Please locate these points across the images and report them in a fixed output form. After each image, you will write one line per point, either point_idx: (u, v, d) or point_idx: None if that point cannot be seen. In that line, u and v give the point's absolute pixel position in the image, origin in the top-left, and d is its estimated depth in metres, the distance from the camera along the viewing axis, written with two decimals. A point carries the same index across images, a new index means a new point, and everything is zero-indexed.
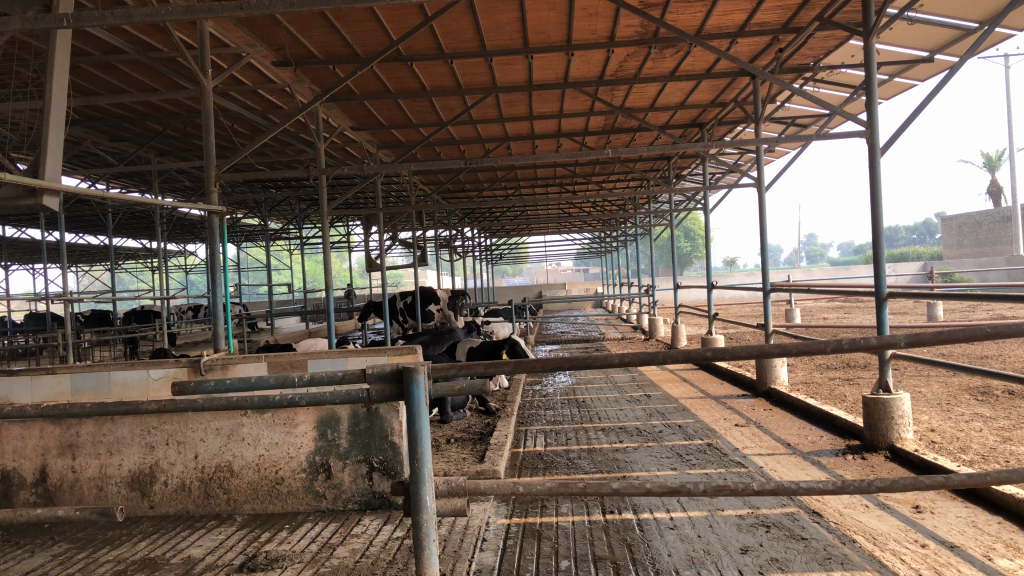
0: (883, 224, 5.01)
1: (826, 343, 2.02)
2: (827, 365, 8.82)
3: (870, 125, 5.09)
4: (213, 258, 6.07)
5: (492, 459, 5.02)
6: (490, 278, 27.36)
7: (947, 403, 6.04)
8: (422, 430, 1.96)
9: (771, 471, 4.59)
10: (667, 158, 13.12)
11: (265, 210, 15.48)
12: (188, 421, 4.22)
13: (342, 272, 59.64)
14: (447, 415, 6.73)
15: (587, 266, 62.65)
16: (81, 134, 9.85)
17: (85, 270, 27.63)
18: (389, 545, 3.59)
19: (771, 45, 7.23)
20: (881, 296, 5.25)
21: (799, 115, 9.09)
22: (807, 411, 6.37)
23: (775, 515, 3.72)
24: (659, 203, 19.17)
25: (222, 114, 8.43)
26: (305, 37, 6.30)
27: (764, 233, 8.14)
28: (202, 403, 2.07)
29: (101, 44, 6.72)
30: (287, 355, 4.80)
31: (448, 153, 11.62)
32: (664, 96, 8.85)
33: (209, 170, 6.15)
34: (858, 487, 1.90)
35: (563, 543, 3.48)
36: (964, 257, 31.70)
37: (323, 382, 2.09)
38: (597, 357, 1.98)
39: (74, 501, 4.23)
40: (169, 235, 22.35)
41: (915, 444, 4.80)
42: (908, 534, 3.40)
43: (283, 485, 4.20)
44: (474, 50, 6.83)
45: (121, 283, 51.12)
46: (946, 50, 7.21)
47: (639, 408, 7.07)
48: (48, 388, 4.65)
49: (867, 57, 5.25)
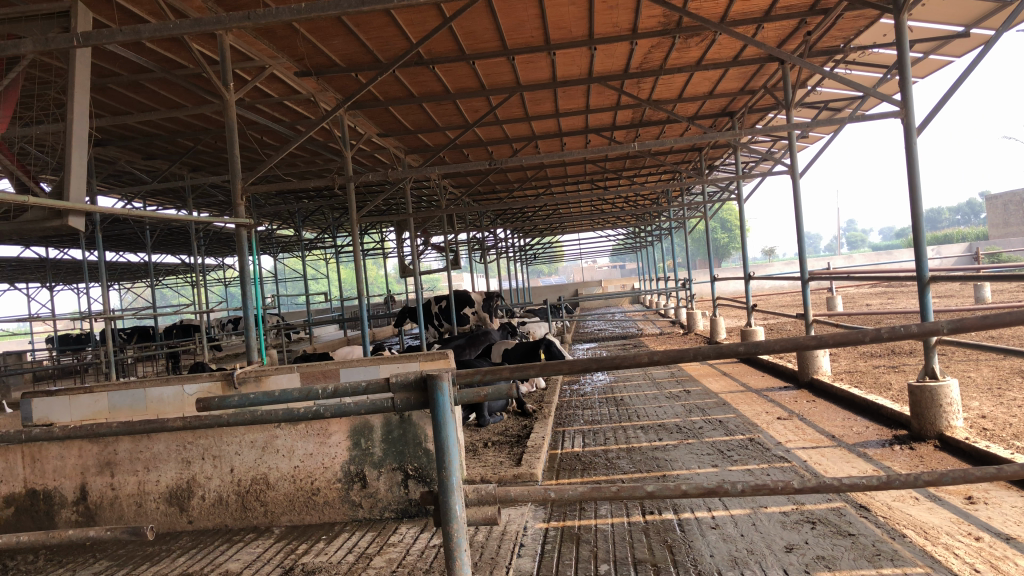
0: (923, 206, 4.85)
1: (865, 333, 1.93)
2: (871, 353, 8.62)
3: (905, 106, 4.93)
4: (244, 270, 6.06)
5: (530, 462, 4.96)
6: (526, 278, 27.30)
7: (998, 388, 5.86)
8: (449, 438, 1.91)
9: (815, 465, 4.46)
10: (698, 149, 12.94)
11: (298, 220, 15.61)
12: (223, 435, 4.22)
13: (378, 277, 60.23)
14: (484, 419, 6.70)
15: (624, 264, 62.43)
16: (115, 154, 10.00)
17: (128, 287, 28.21)
18: (426, 553, 3.55)
19: (797, 28, 7.08)
20: (922, 280, 5.08)
21: (832, 99, 8.89)
22: (851, 401, 6.22)
23: (820, 510, 3.61)
24: (693, 196, 18.94)
25: (250, 127, 8.48)
26: (326, 46, 6.30)
27: (800, 222, 7.98)
28: (226, 418, 2.03)
29: (128, 64, 6.81)
30: (320, 365, 4.80)
31: (476, 154, 11.58)
32: (692, 86, 8.72)
33: (235, 183, 6.14)
34: (904, 482, 1.81)
35: (602, 546, 3.40)
36: (1010, 236, 30.86)
37: (348, 392, 2.05)
38: (625, 356, 1.92)
39: (114, 519, 4.25)
40: (208, 249, 22.69)
41: (966, 432, 4.64)
42: (961, 527, 3.27)
43: (320, 495, 4.18)
44: (496, 50, 6.77)
45: (162, 300, 52.20)
46: (982, 23, 6.98)
47: (678, 404, 6.95)
48: (87, 407, 4.71)
49: (899, 35, 5.08)
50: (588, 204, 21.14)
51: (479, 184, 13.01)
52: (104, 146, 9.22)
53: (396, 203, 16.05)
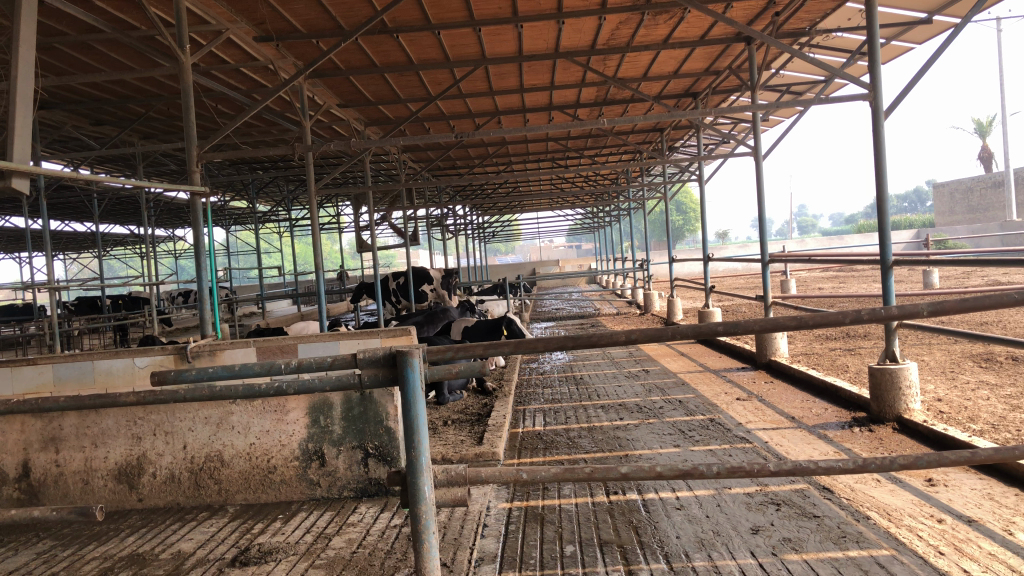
0: (889, 189, 4.86)
1: (844, 314, 1.90)
2: (826, 335, 8.72)
3: (874, 89, 4.93)
4: (198, 242, 5.85)
5: (491, 440, 4.90)
6: (482, 256, 27.16)
7: (951, 371, 5.96)
8: (419, 417, 1.82)
9: (777, 446, 4.48)
10: (660, 129, 12.94)
11: (253, 192, 15.25)
12: (175, 411, 4.07)
13: (333, 252, 59.67)
14: (444, 396, 6.62)
15: (579, 244, 62.83)
16: (61, 118, 9.64)
17: (73, 257, 27.46)
18: (387, 533, 3.46)
19: (766, 8, 7.08)
20: (885, 263, 5.11)
21: (795, 82, 8.92)
22: (809, 383, 6.27)
23: (784, 492, 3.62)
24: (651, 177, 18.97)
25: (205, 94, 8.23)
26: (287, 10, 6.09)
27: (762, 203, 8.00)
28: (183, 394, 1.91)
29: (76, 23, 6.51)
30: (277, 339, 4.65)
31: (437, 128, 11.41)
32: (657, 65, 8.67)
33: (190, 150, 5.91)
34: (880, 465, 1.79)
35: (567, 527, 3.36)
36: (956, 224, 31.57)
37: (312, 368, 1.95)
38: (602, 335, 1.88)
39: (59, 497, 4.10)
40: (158, 219, 22.14)
41: (923, 415, 4.69)
42: (923, 509, 3.29)
43: (276, 473, 4.07)
44: (462, 20, 6.62)
45: (110, 271, 51.06)
46: (945, 11, 7.03)
47: (638, 384, 6.95)
48: (30, 379, 4.52)
49: (870, 17, 5.06)
50: (548, 182, 21.08)
51: (439, 158, 12.84)
52: (50, 109, 8.87)
53: (353, 176, 15.78)
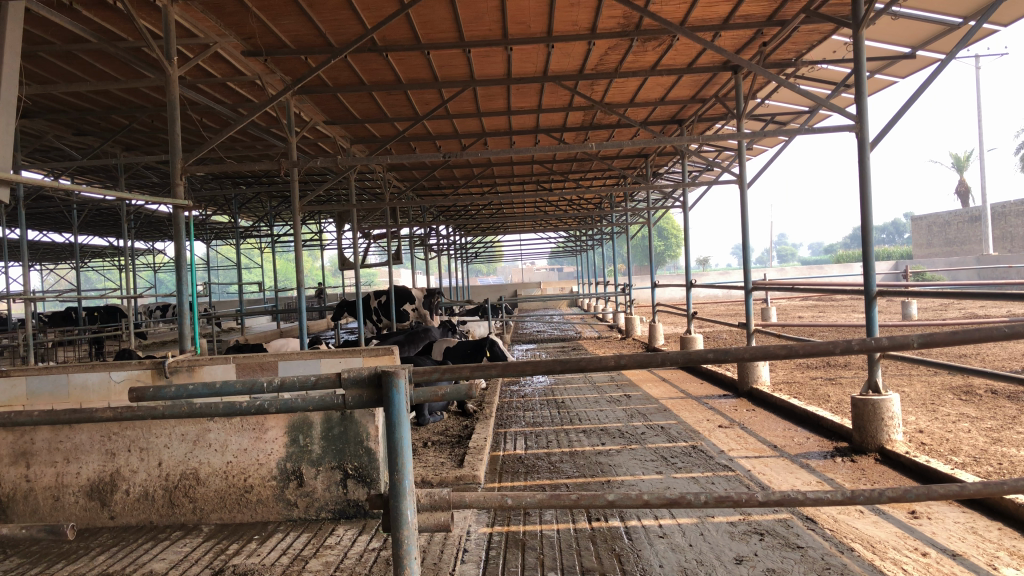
0: (873, 219, 4.89)
1: (834, 344, 1.89)
2: (806, 364, 8.74)
3: (861, 120, 4.98)
4: (179, 255, 5.77)
5: (472, 463, 4.84)
6: (464, 277, 27.09)
7: (932, 403, 5.98)
8: (403, 439, 1.79)
9: (759, 475, 4.45)
10: (645, 155, 13.02)
11: (235, 206, 15.15)
12: (151, 427, 3.99)
13: (313, 269, 59.37)
14: (424, 418, 6.56)
15: (561, 266, 63.06)
16: (43, 128, 9.55)
17: (50, 268, 27.15)
18: (365, 557, 3.40)
19: (754, 38, 7.15)
20: (869, 293, 5.12)
21: (779, 112, 9.03)
22: (791, 412, 6.27)
23: (767, 522, 3.59)
24: (636, 202, 19.06)
25: (191, 107, 8.18)
26: (277, 26, 6.08)
27: (746, 231, 8.03)
28: (161, 410, 1.87)
29: (62, 32, 6.45)
30: (257, 356, 4.59)
31: (423, 147, 11.41)
32: (645, 91, 8.72)
33: (174, 163, 5.84)
34: (868, 497, 1.77)
35: (549, 554, 3.31)
36: (933, 256, 32.00)
37: (294, 387, 1.91)
38: (591, 359, 1.87)
39: (28, 513, 4.00)
40: (138, 232, 21.97)
41: (905, 446, 4.69)
42: (907, 541, 3.27)
43: (253, 493, 3.98)
44: (451, 41, 6.63)
45: (87, 282, 50.63)
46: (928, 46, 7.12)
47: (620, 409, 6.91)
48: (2, 392, 4.42)
49: (857, 49, 5.11)
50: (532, 204, 21.13)
51: (424, 177, 12.83)
52: (32, 118, 8.78)
53: (337, 193, 15.73)
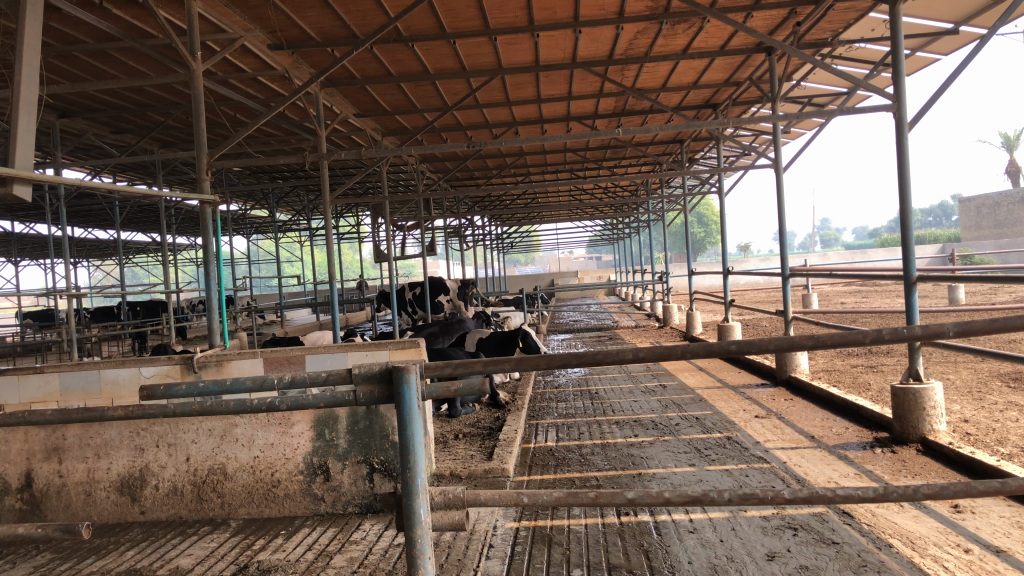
0: (912, 202, 4.72)
1: (864, 334, 1.78)
2: (847, 352, 8.53)
3: (898, 100, 4.81)
4: (208, 250, 5.79)
5: (501, 456, 4.78)
6: (501, 267, 27.11)
7: (979, 391, 5.78)
8: (415, 436, 1.72)
9: (795, 467, 4.33)
10: (680, 141, 12.82)
11: (272, 200, 15.28)
12: (179, 423, 4.00)
13: (353, 262, 59.89)
14: (456, 410, 6.56)
15: (600, 255, 62.87)
16: (82, 126, 9.72)
17: (94, 265, 27.78)
18: (389, 552, 3.36)
19: (788, 18, 6.97)
20: (909, 279, 4.94)
21: (816, 94, 8.81)
22: (830, 401, 6.11)
23: (802, 516, 3.49)
24: (672, 188, 18.84)
25: (222, 102, 8.24)
26: (301, 18, 6.06)
27: (782, 216, 7.85)
28: (173, 408, 1.83)
29: (93, 31, 6.52)
30: (284, 350, 4.56)
31: (454, 137, 11.35)
32: (677, 75, 8.57)
33: (201, 157, 5.83)
34: (901, 494, 1.66)
35: (576, 549, 3.24)
36: (982, 238, 31.16)
37: (307, 383, 1.86)
38: (608, 353, 1.79)
39: (62, 509, 4.03)
40: (178, 227, 22.32)
41: (949, 436, 4.54)
42: (949, 537, 3.15)
43: (280, 487, 3.98)
44: (477, 29, 6.55)
45: (133, 277, 51.77)
46: (972, 21, 6.87)
47: (654, 399, 6.82)
48: (36, 388, 4.48)
49: (894, 26, 4.92)
50: (568, 193, 21.00)
51: (456, 168, 12.82)
52: (70, 117, 8.93)
53: (371, 186, 15.78)
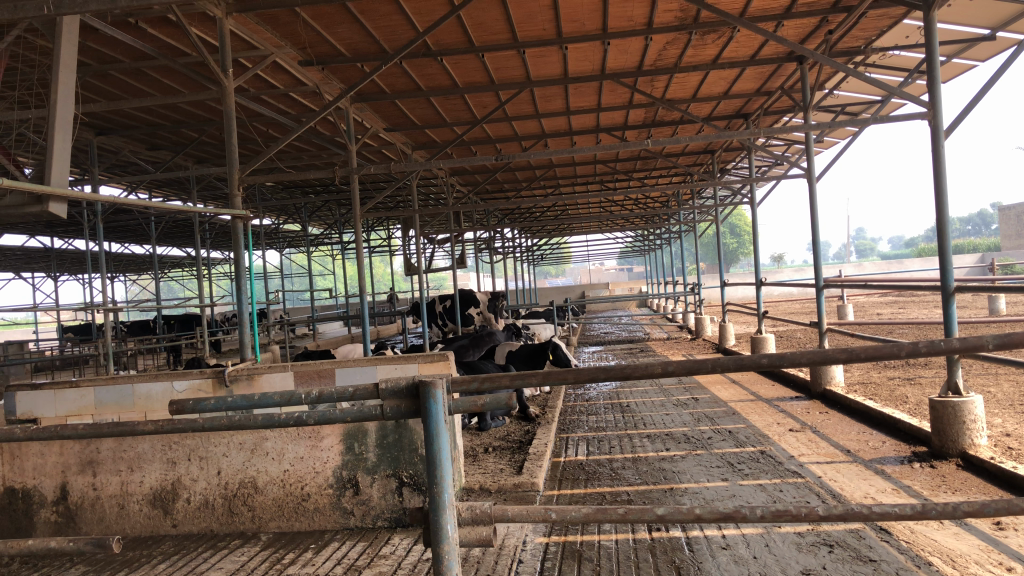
0: (950, 212, 4.62)
1: (901, 346, 1.73)
2: (884, 364, 8.38)
3: (934, 108, 4.72)
4: (239, 263, 5.84)
5: (531, 470, 4.75)
6: (532, 279, 27.13)
7: (1021, 404, 5.64)
8: (441, 451, 1.71)
9: (831, 482, 4.25)
10: (711, 151, 12.74)
11: (304, 214, 15.42)
12: (210, 436, 4.03)
13: (385, 275, 60.24)
14: (485, 423, 6.54)
15: (632, 267, 62.65)
16: (118, 143, 9.90)
17: (132, 279, 28.23)
18: (417, 567, 3.35)
19: (819, 27, 6.90)
20: (948, 290, 4.84)
21: (849, 103, 8.70)
22: (866, 414, 6.01)
23: (837, 532, 3.42)
24: (704, 200, 18.72)
25: (254, 118, 8.35)
26: (331, 34, 6.13)
27: (815, 225, 7.74)
28: (202, 423, 1.83)
29: (129, 50, 6.64)
30: (314, 364, 4.58)
31: (484, 150, 11.39)
32: (707, 85, 8.52)
33: (233, 172, 5.90)
34: (940, 512, 1.61)
35: (606, 565, 3.21)
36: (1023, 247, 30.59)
37: (334, 397, 1.85)
38: (636, 366, 1.75)
39: (95, 522, 4.06)
40: (212, 242, 22.61)
41: (991, 451, 4.43)
42: (991, 555, 3.06)
43: (309, 501, 3.99)
44: (505, 42, 6.57)
45: (169, 291, 52.59)
46: (1009, 26, 6.75)
47: (686, 412, 6.74)
48: (72, 402, 4.54)
49: (929, 32, 4.84)
50: (598, 205, 20.94)
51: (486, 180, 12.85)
52: (107, 134, 9.10)
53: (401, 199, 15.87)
